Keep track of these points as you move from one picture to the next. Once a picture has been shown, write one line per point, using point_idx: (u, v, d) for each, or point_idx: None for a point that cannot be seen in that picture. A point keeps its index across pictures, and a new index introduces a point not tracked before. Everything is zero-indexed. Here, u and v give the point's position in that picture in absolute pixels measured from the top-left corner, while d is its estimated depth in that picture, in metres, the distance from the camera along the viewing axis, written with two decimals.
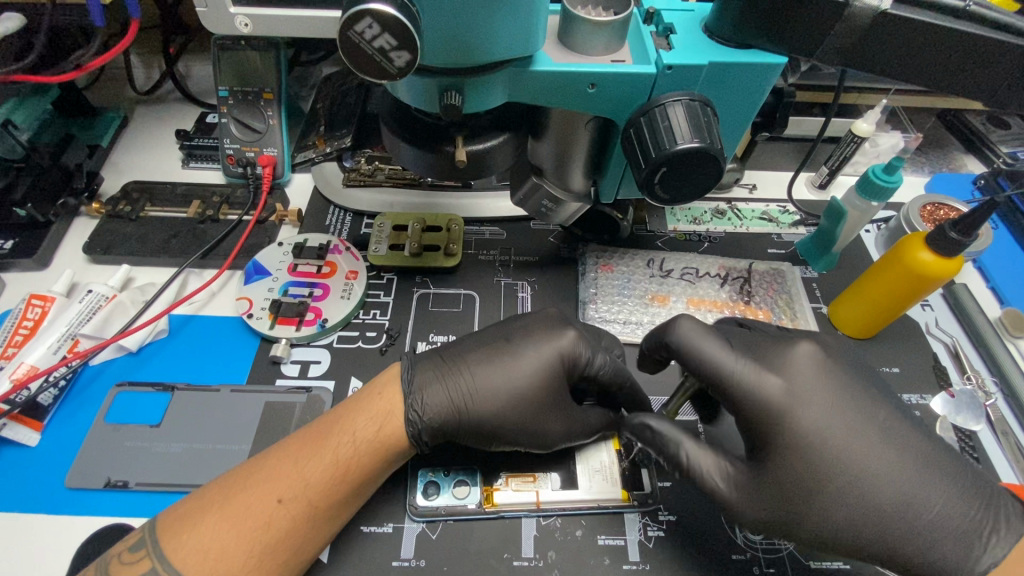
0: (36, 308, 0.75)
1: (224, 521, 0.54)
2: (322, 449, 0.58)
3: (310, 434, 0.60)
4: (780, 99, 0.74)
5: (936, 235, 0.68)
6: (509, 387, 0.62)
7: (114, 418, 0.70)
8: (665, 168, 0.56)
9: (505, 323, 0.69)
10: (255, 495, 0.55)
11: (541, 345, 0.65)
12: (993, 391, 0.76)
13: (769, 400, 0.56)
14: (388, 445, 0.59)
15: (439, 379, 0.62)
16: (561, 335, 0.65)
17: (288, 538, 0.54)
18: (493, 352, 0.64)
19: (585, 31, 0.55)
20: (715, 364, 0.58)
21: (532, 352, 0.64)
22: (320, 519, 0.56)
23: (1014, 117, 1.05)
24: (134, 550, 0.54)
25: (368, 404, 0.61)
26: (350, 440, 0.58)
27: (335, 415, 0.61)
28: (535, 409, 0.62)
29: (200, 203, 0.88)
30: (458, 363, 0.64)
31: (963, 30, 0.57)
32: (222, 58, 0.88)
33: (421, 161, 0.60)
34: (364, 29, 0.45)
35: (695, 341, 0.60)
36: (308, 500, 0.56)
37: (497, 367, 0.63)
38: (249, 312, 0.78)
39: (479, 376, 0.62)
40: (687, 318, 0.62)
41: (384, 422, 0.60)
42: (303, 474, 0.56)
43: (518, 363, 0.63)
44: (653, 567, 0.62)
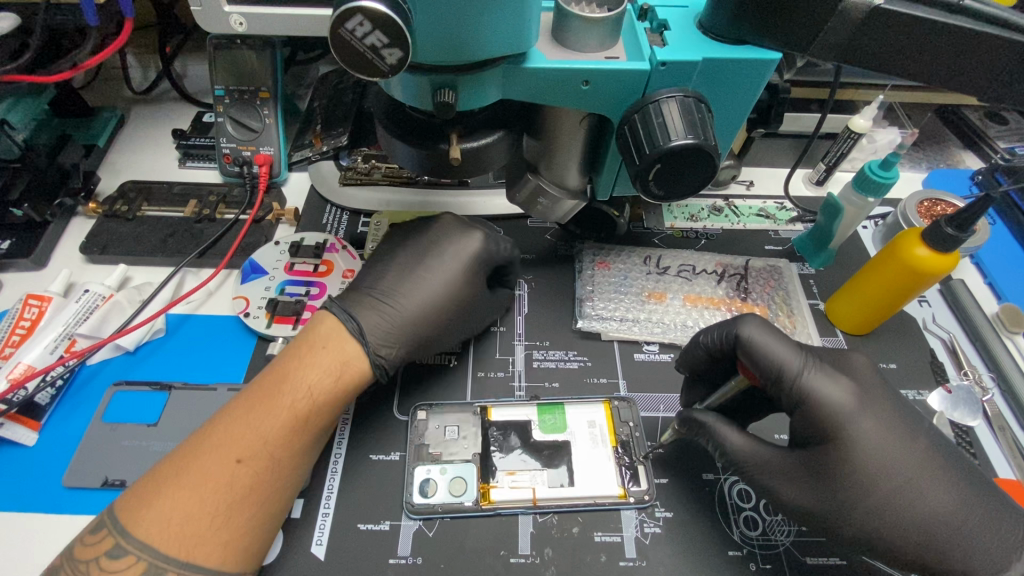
0: (33, 308, 0.75)
1: (183, 489, 0.54)
2: (276, 405, 0.59)
3: (259, 392, 0.60)
4: (775, 95, 0.75)
5: (932, 231, 0.67)
6: (432, 297, 0.71)
7: (112, 417, 0.70)
8: (660, 164, 0.56)
9: (409, 227, 0.78)
10: (212, 460, 0.56)
11: (455, 251, 0.74)
12: (991, 386, 0.76)
13: (837, 405, 0.56)
14: (343, 390, 0.62)
15: (378, 317, 0.68)
16: (468, 234, 0.75)
17: (250, 495, 0.55)
18: (411, 265, 0.73)
19: (579, 29, 0.55)
20: (782, 366, 0.57)
21: (442, 257, 0.74)
22: (281, 470, 0.58)
23: (1012, 112, 1.05)
24: (94, 532, 0.53)
25: (318, 358, 0.63)
26: (305, 394, 0.60)
27: (281, 370, 0.62)
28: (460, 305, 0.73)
29: (197, 202, 0.88)
30: (380, 285, 0.72)
31: (957, 25, 0.57)
32: (217, 57, 0.88)
33: (416, 159, 0.60)
34: (355, 26, 0.45)
35: (768, 343, 0.59)
36: (267, 454, 0.57)
37: (418, 281, 0.72)
38: (246, 311, 0.78)
39: (403, 296, 0.70)
40: (753, 321, 0.60)
41: (336, 373, 0.62)
42: (259, 432, 0.57)
43: (432, 275, 0.72)
44: (651, 563, 0.62)
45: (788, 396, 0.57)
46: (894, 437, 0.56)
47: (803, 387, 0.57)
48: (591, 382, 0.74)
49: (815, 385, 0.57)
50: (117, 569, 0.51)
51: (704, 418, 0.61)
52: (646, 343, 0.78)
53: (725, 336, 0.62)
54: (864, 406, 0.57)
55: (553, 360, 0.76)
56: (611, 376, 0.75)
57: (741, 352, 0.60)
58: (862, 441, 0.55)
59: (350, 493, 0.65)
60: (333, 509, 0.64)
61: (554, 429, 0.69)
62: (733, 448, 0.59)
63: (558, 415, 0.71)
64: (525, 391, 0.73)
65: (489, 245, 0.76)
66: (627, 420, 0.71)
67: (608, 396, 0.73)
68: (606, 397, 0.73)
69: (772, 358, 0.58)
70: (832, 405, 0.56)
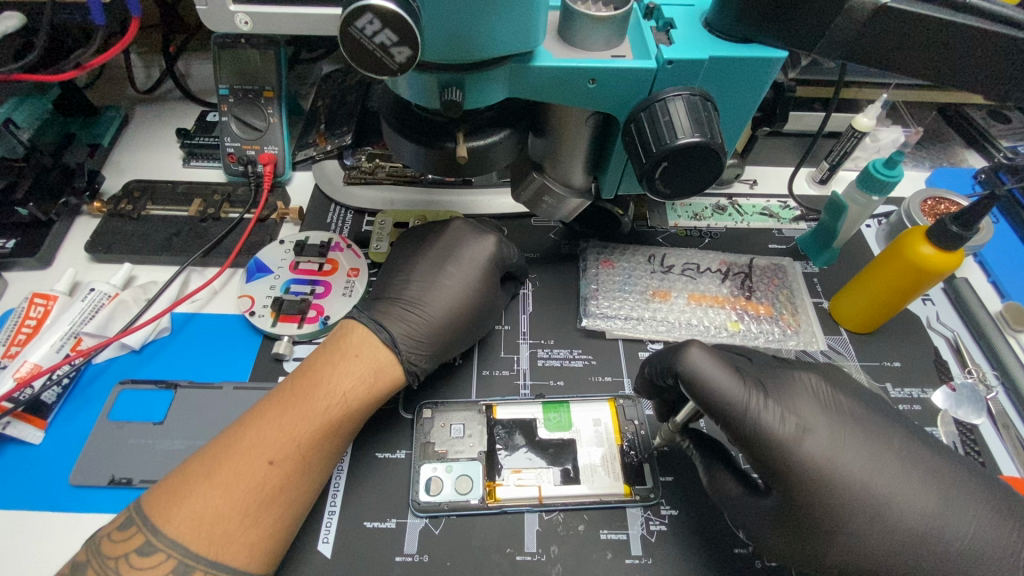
0: (39, 307, 0.75)
1: (215, 488, 0.55)
2: (310, 409, 0.60)
3: (291, 395, 0.62)
4: (780, 94, 0.74)
5: (937, 228, 0.67)
6: (459, 305, 0.73)
7: (118, 416, 0.70)
8: (666, 163, 0.56)
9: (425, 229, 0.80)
10: (244, 460, 0.56)
11: (473, 255, 0.76)
12: (995, 384, 0.76)
13: (776, 432, 0.57)
14: (374, 396, 0.64)
15: (407, 326, 0.70)
16: (485, 238, 0.77)
17: (281, 496, 0.56)
18: (432, 273, 0.75)
19: (585, 27, 0.55)
20: (722, 393, 0.59)
21: (462, 263, 0.75)
22: (310, 472, 0.59)
23: (1014, 111, 1.05)
24: (122, 529, 0.54)
25: (349, 364, 0.64)
26: (339, 400, 0.61)
27: (313, 374, 0.63)
28: (483, 311, 0.74)
29: (201, 201, 0.89)
30: (404, 293, 0.73)
31: (964, 24, 0.57)
32: (222, 56, 0.88)
33: (422, 158, 0.60)
34: (364, 25, 0.45)
35: (707, 373, 0.60)
36: (299, 456, 0.58)
37: (441, 288, 0.73)
38: (251, 310, 0.78)
39: (430, 305, 0.72)
40: (698, 344, 0.62)
41: (369, 380, 0.64)
42: (293, 435, 0.58)
43: (454, 281, 0.74)
44: (656, 561, 0.62)
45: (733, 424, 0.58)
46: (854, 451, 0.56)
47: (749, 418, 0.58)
48: (596, 380, 0.75)
49: (757, 416, 0.57)
50: (146, 565, 0.52)
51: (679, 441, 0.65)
52: (650, 341, 0.78)
53: (665, 367, 0.63)
54: (816, 424, 0.57)
55: (558, 358, 0.76)
56: (616, 374, 0.75)
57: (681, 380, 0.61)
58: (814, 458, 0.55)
59: (356, 491, 0.66)
60: (339, 507, 0.64)
61: (559, 427, 0.70)
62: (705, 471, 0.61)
63: (564, 413, 0.71)
64: (531, 390, 0.73)
65: (504, 247, 0.78)
66: (632, 418, 0.71)
67: (613, 394, 0.73)
68: (611, 396, 0.73)
69: (710, 388, 0.59)
70: (775, 431, 0.57)
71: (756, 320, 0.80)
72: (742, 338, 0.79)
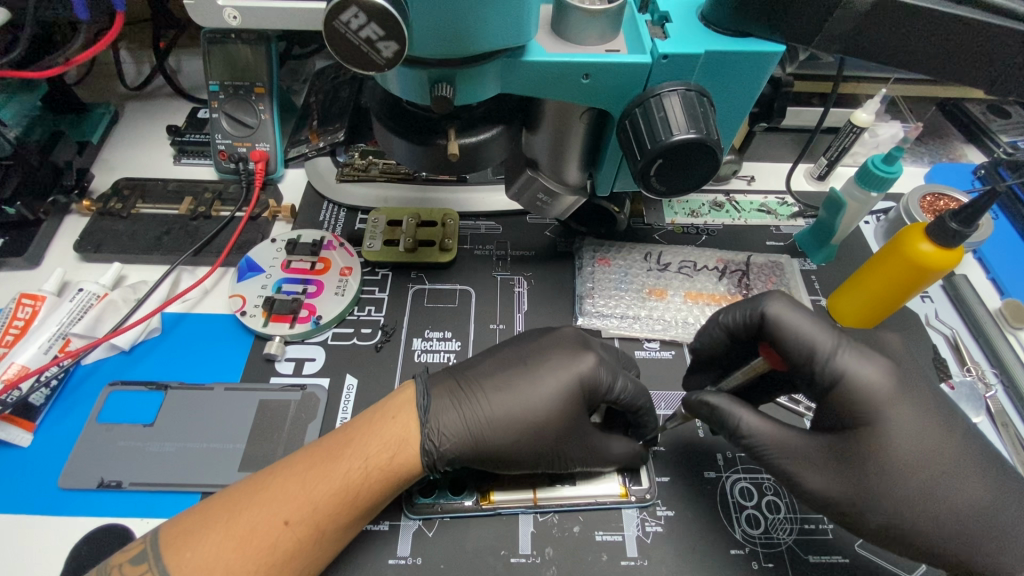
0: (27, 308, 0.74)
1: (229, 539, 0.53)
2: (332, 470, 0.56)
3: (320, 452, 0.58)
4: (777, 90, 0.70)
5: (937, 226, 0.67)
6: (525, 412, 0.61)
7: (107, 418, 0.69)
8: (662, 159, 0.55)
9: (513, 342, 0.68)
10: (261, 516, 0.54)
11: (559, 369, 0.63)
12: (994, 382, 0.76)
13: (872, 391, 0.55)
14: (399, 469, 0.58)
15: (453, 403, 0.61)
16: (579, 357, 0.63)
17: (292, 560, 0.54)
18: (506, 377, 0.63)
19: (578, 21, 0.54)
20: (814, 345, 0.56)
21: (547, 372, 0.63)
22: (325, 541, 0.55)
23: (1014, 106, 1.04)
24: (133, 563, 0.53)
25: (381, 428, 0.59)
26: (362, 464, 0.57)
27: (346, 436, 0.59)
28: (557, 435, 0.61)
29: (192, 200, 0.87)
30: (468, 383, 0.63)
31: (969, 18, 0.55)
32: (212, 51, 0.87)
33: (414, 155, 0.59)
34: (349, 18, 0.44)
35: (798, 322, 0.57)
36: (316, 523, 0.55)
37: (512, 390, 0.62)
38: (242, 310, 0.77)
39: (494, 400, 0.61)
40: (783, 296, 0.59)
41: (396, 449, 0.58)
42: (311, 496, 0.55)
43: (525, 380, 0.62)
44: (652, 562, 0.61)
45: (820, 375, 0.56)
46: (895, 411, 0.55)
47: (837, 368, 0.55)
48: None
49: (848, 365, 0.55)
50: None
51: (717, 403, 0.59)
52: (646, 340, 0.78)
53: (748, 317, 0.60)
54: (900, 394, 0.55)
55: None
56: None
57: (767, 326, 0.59)
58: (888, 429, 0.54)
59: None
60: None
61: None
62: (752, 429, 0.58)
63: None
64: None
65: (601, 374, 0.63)
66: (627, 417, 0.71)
67: None
68: None
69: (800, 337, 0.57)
70: (872, 386, 0.55)
71: None
72: None
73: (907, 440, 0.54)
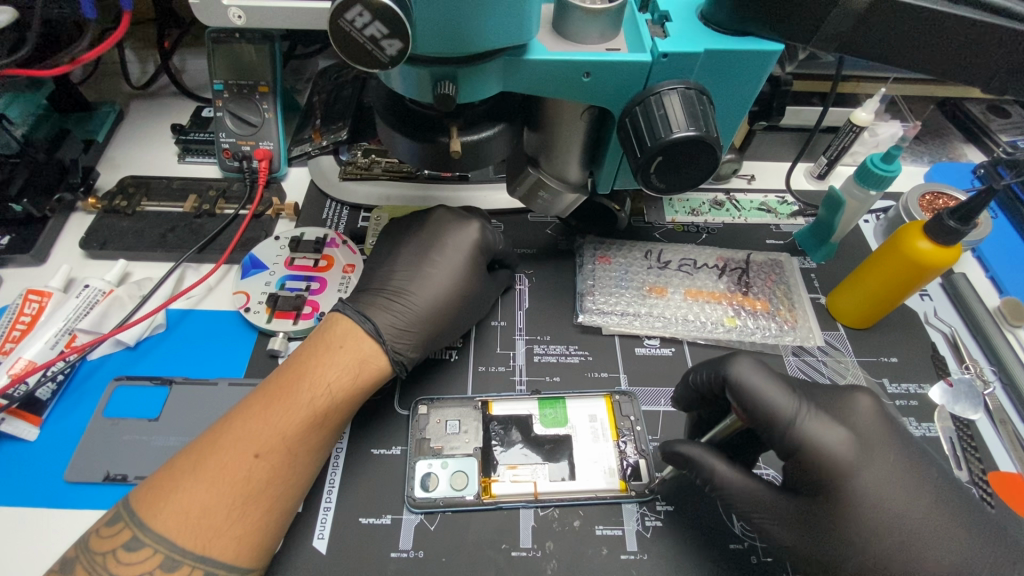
0: (33, 304, 0.75)
1: (201, 483, 0.54)
2: (295, 402, 0.60)
3: (278, 387, 0.61)
4: (777, 88, 0.71)
5: (936, 224, 0.67)
6: (446, 292, 0.73)
7: (113, 412, 0.70)
8: (662, 157, 0.55)
9: (430, 242, 0.76)
10: (229, 455, 0.56)
11: (458, 254, 0.76)
12: (992, 379, 0.76)
13: (835, 454, 0.54)
14: (360, 387, 0.64)
15: (387, 313, 0.69)
16: (467, 225, 0.77)
17: (268, 488, 0.56)
18: (416, 263, 0.75)
19: (579, 20, 0.55)
20: (774, 413, 0.55)
21: (446, 251, 0.76)
22: (297, 465, 0.59)
23: (1014, 105, 1.04)
24: (111, 524, 0.54)
25: (335, 356, 0.64)
26: (324, 392, 0.61)
27: (300, 368, 0.63)
28: (466, 305, 0.74)
29: (196, 198, 0.88)
30: (388, 284, 0.73)
31: (968, 17, 0.55)
32: (216, 50, 0.88)
33: (416, 152, 0.59)
34: (354, 17, 0.45)
35: (760, 388, 0.56)
36: (285, 451, 0.58)
37: (425, 277, 0.74)
38: (246, 306, 0.77)
39: (415, 295, 0.72)
40: (747, 357, 0.59)
41: (353, 370, 0.64)
42: (277, 427, 0.58)
43: (438, 269, 0.74)
44: (652, 557, 0.62)
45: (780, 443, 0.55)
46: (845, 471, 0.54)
47: (797, 437, 0.55)
48: (591, 376, 0.74)
49: (811, 434, 0.54)
50: (134, 561, 0.52)
51: (689, 453, 0.60)
52: (646, 336, 0.78)
53: (714, 378, 0.60)
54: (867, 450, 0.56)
55: (554, 354, 0.76)
56: (612, 370, 0.75)
57: (729, 389, 0.58)
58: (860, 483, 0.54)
59: (351, 489, 0.65)
60: (334, 503, 0.64)
61: (555, 423, 0.69)
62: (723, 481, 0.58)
63: (559, 409, 0.71)
64: (526, 385, 0.73)
65: (487, 235, 0.78)
66: (628, 415, 0.71)
67: (609, 390, 0.73)
68: (607, 392, 0.72)
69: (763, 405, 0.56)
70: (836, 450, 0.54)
71: (753, 315, 0.80)
72: (739, 333, 0.78)
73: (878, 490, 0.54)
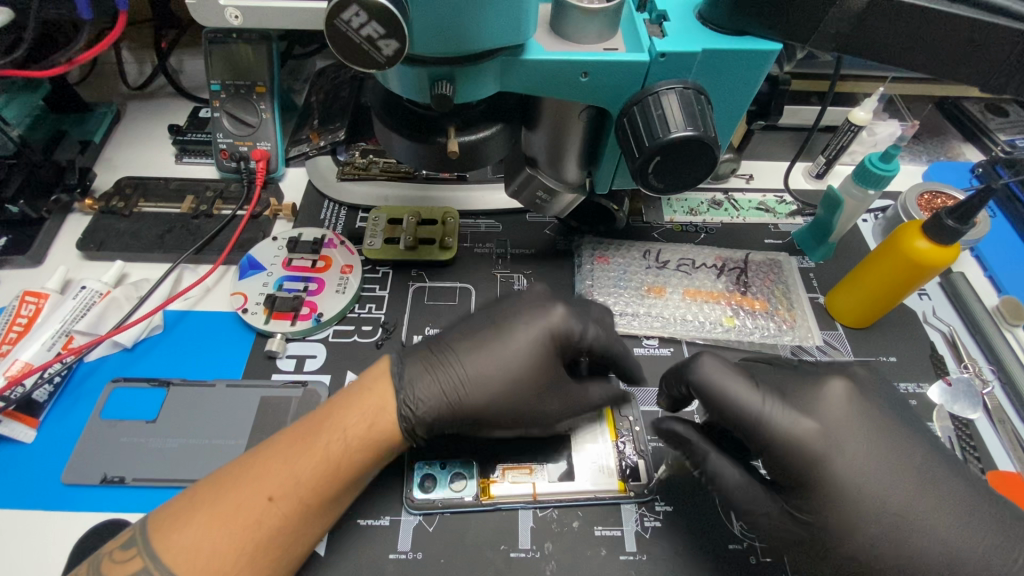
0: (30, 305, 0.74)
1: (214, 520, 0.52)
2: (313, 449, 0.56)
3: (302, 427, 0.58)
4: (774, 88, 0.70)
5: (933, 223, 0.67)
6: (500, 374, 0.61)
7: (110, 415, 0.70)
8: (660, 156, 0.55)
9: (493, 313, 0.66)
10: (244, 495, 0.54)
11: (527, 328, 0.63)
12: (991, 378, 0.76)
13: (806, 451, 0.54)
14: (378, 440, 0.58)
15: (426, 371, 0.61)
16: (551, 309, 0.64)
17: (279, 535, 0.54)
18: (479, 335, 0.64)
19: (577, 19, 0.55)
20: (736, 404, 0.56)
21: (516, 332, 0.63)
22: (310, 514, 0.55)
23: (1012, 104, 1.04)
24: (124, 548, 0.53)
25: (359, 399, 0.59)
26: (341, 438, 0.57)
27: (327, 410, 0.59)
28: (529, 391, 0.62)
29: (194, 198, 0.88)
30: (445, 351, 0.63)
31: (969, 17, 0.55)
32: (213, 51, 0.87)
33: (414, 153, 0.59)
34: (350, 16, 0.45)
35: (720, 381, 0.56)
36: (299, 497, 0.54)
37: (484, 351, 0.62)
38: (244, 307, 0.77)
39: (469, 362, 0.62)
40: (710, 355, 0.58)
41: (375, 417, 0.58)
42: (294, 473, 0.55)
43: (503, 345, 0.62)
44: (650, 557, 0.62)
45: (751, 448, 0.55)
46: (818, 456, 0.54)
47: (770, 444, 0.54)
48: None
49: (776, 420, 0.55)
50: None
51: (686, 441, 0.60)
52: (645, 336, 0.78)
53: (678, 379, 0.60)
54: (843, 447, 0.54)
55: None
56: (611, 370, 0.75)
57: (694, 391, 0.58)
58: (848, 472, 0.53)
59: None
60: None
61: None
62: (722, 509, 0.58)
63: None
64: None
65: (572, 324, 0.64)
66: (628, 414, 0.71)
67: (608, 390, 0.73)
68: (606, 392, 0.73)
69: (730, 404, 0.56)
70: (804, 448, 0.54)
71: (751, 315, 0.80)
72: (737, 333, 0.78)
73: (869, 474, 0.53)
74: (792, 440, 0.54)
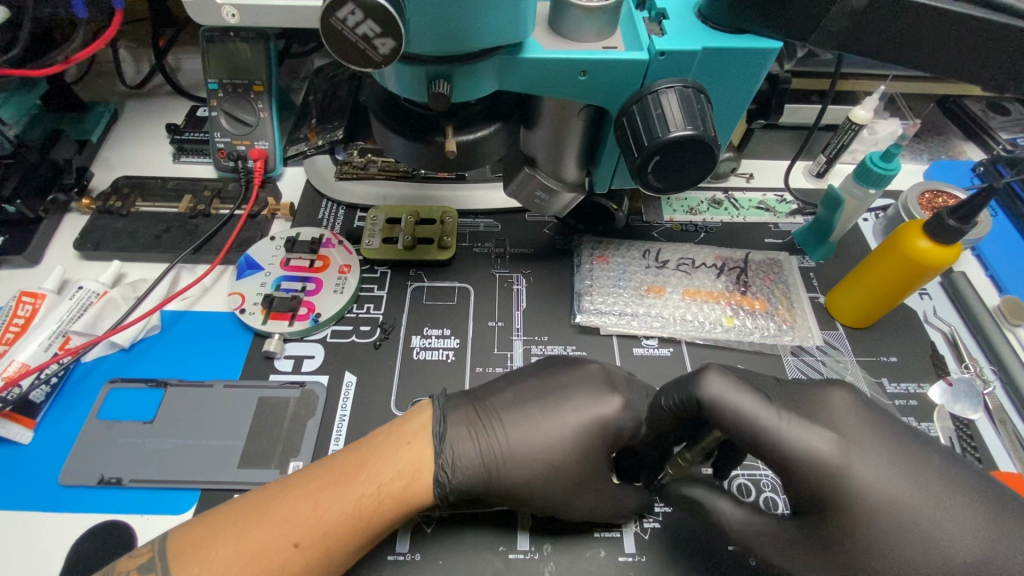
0: (27, 306, 0.74)
1: (236, 557, 0.51)
2: (345, 497, 0.54)
3: (335, 471, 0.57)
4: (775, 86, 0.69)
5: (934, 222, 0.67)
6: (542, 449, 0.60)
7: (107, 415, 0.70)
8: (659, 156, 0.55)
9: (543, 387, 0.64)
10: (270, 537, 0.52)
11: (581, 409, 0.62)
12: (992, 379, 0.76)
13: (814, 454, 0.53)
14: (410, 502, 0.56)
15: (470, 434, 0.60)
16: (605, 400, 0.62)
17: None
18: (527, 408, 0.62)
19: (575, 17, 0.54)
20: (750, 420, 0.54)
21: (566, 410, 0.62)
22: (331, 564, 0.54)
23: (1014, 102, 1.04)
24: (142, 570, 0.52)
25: (397, 453, 0.58)
26: (375, 492, 0.55)
27: (362, 456, 0.58)
28: (566, 477, 0.60)
29: (192, 198, 0.88)
30: (491, 420, 0.62)
31: (970, 15, 0.55)
32: (211, 49, 0.87)
33: (412, 152, 0.59)
34: (346, 15, 0.44)
35: (731, 398, 0.55)
36: (325, 547, 0.53)
37: (529, 423, 0.61)
38: (242, 307, 0.77)
39: (512, 434, 0.61)
40: (716, 370, 0.57)
41: (410, 478, 0.57)
42: (323, 520, 0.53)
43: (548, 420, 0.61)
44: (649, 559, 0.61)
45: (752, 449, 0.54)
46: (813, 458, 0.53)
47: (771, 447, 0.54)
48: None
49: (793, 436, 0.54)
50: None
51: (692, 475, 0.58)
52: (645, 337, 0.78)
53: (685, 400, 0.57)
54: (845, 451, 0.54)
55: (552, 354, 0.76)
56: None
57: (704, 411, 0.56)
58: (847, 472, 0.53)
59: None
60: None
61: None
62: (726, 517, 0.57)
63: None
64: None
65: (622, 419, 0.62)
66: None
67: None
68: None
69: (738, 416, 0.55)
70: (805, 451, 0.54)
71: (751, 315, 0.80)
72: (737, 333, 0.78)
73: (871, 476, 0.53)
74: (790, 445, 0.54)
